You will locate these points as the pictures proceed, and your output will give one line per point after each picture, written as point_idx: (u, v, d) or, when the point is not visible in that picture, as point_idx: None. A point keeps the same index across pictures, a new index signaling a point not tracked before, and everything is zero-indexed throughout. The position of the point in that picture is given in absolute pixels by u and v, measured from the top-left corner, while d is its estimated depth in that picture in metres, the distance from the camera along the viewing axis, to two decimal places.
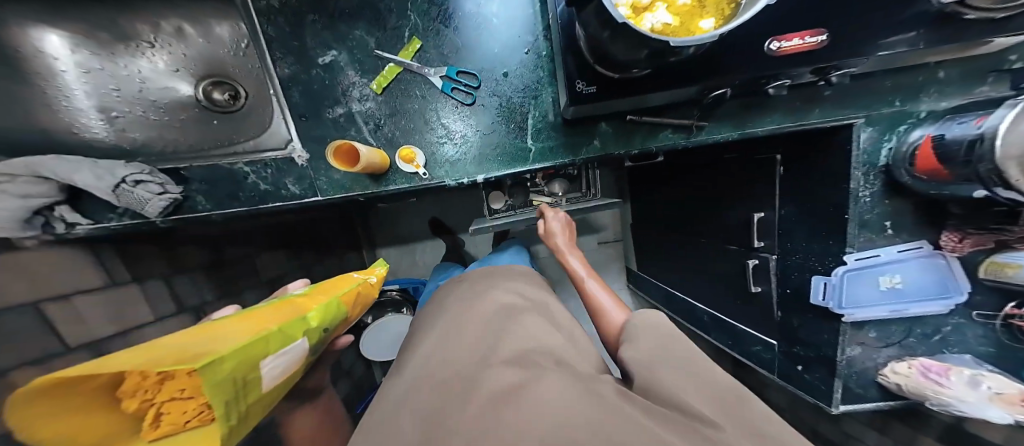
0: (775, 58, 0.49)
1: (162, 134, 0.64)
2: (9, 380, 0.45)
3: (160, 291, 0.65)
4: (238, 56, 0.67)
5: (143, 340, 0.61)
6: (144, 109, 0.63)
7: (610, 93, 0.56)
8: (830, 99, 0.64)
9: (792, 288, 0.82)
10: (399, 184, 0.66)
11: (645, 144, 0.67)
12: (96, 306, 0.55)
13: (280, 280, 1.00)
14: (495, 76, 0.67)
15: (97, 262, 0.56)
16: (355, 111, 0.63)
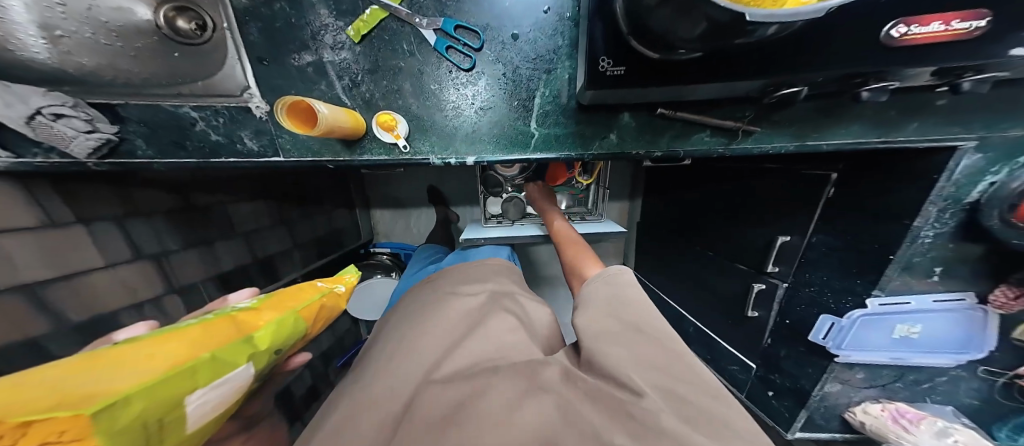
0: (894, 49, 0.37)
1: (116, 66, 0.46)
2: None
3: (113, 237, 0.60)
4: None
5: (92, 286, 0.57)
6: (94, 31, 0.44)
7: (638, 78, 0.46)
8: (941, 110, 0.48)
9: (790, 319, 0.78)
10: (376, 155, 0.59)
11: (671, 146, 0.57)
12: (29, 247, 0.50)
13: (258, 235, 0.92)
14: (501, 38, 0.56)
15: (28, 201, 0.50)
16: (327, 60, 0.53)
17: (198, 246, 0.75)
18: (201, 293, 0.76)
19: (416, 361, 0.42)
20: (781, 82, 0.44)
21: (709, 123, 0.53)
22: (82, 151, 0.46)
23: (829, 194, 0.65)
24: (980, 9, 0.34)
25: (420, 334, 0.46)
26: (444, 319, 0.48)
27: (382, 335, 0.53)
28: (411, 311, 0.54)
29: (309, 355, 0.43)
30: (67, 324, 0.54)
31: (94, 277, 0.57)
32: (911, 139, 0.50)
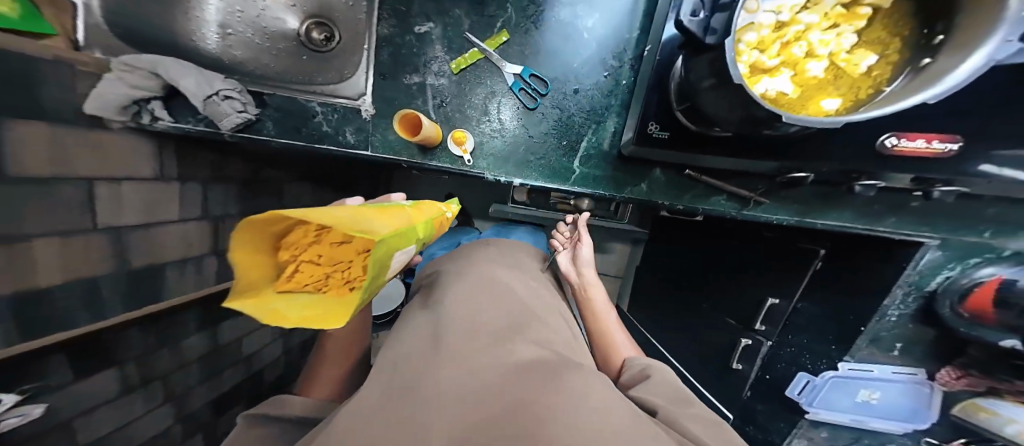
0: (887, 155, 0.47)
1: (258, 59, 0.61)
2: (26, 248, 0.42)
3: (196, 196, 0.64)
4: (354, 7, 0.63)
5: (160, 237, 0.59)
6: (252, 32, 0.60)
7: (680, 144, 0.52)
8: (909, 212, 0.64)
9: (771, 375, 0.86)
10: (441, 163, 0.62)
11: (693, 203, 0.62)
12: (138, 195, 0.54)
13: (297, 213, 0.97)
14: (564, 90, 0.61)
15: (152, 153, 0.55)
16: (428, 83, 0.61)
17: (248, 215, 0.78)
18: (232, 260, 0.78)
19: (481, 325, 0.39)
20: (791, 168, 0.52)
21: (728, 189, 0.61)
22: (228, 127, 0.50)
23: (817, 267, 0.77)
24: (953, 135, 0.44)
25: (491, 305, 0.44)
26: (514, 299, 0.48)
27: (441, 281, 0.53)
28: (476, 273, 0.53)
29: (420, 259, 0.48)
30: (126, 268, 0.56)
31: (165, 229, 0.60)
32: (895, 230, 0.65)
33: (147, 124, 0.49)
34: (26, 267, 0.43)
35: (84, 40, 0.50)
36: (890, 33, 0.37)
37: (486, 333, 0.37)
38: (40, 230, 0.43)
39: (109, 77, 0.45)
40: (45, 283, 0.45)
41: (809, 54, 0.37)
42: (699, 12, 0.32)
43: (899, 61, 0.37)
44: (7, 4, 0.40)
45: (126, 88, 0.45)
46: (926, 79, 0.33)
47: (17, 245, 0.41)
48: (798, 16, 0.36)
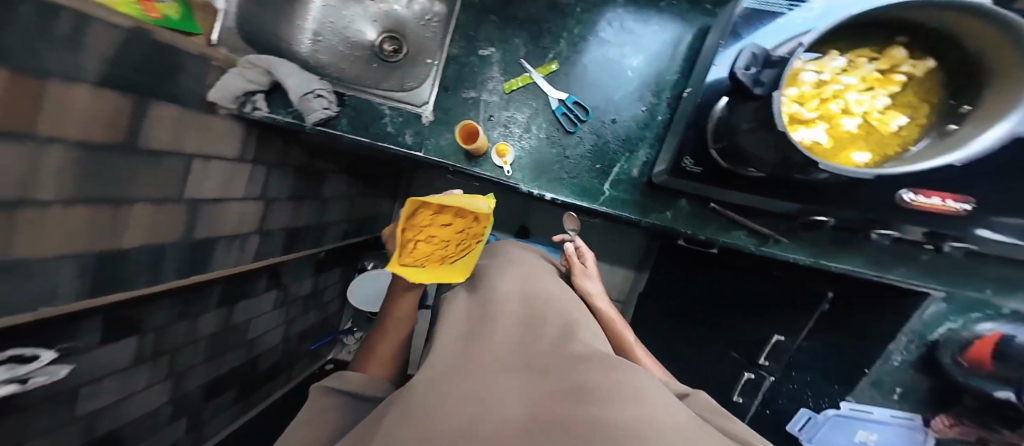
0: (906, 208, 0.50)
1: (338, 63, 0.69)
2: (131, 211, 0.45)
3: (259, 178, 0.69)
4: (425, 27, 0.72)
5: (222, 214, 0.62)
6: (338, 41, 0.69)
7: (712, 179, 0.57)
8: (921, 264, 0.67)
9: (772, 410, 0.88)
10: (484, 171, 0.64)
11: (714, 234, 0.66)
12: (220, 172, 0.59)
13: (332, 203, 1.02)
14: (604, 119, 0.65)
15: (240, 135, 0.60)
16: (482, 99, 0.64)
17: (295, 199, 0.84)
18: (270, 241, 0.80)
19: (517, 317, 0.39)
20: (809, 211, 0.57)
21: (750, 226, 0.66)
22: (312, 120, 0.56)
23: (823, 309, 0.76)
24: (967, 196, 0.48)
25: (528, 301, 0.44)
26: (551, 299, 0.47)
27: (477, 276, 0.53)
28: (512, 272, 0.54)
29: None
30: (189, 238, 0.58)
31: (228, 205, 0.63)
32: (902, 279, 0.67)
33: (247, 112, 0.54)
34: (120, 226, 0.44)
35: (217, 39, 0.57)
36: (920, 98, 0.42)
37: (522, 324, 0.37)
38: (145, 195, 0.46)
39: (232, 72, 0.52)
40: (126, 246, 0.47)
41: (844, 111, 0.42)
42: (751, 67, 0.38)
43: (924, 124, 0.42)
44: (173, 9, 0.48)
45: (244, 82, 0.53)
46: (946, 146, 0.38)
47: (122, 206, 0.44)
48: (837, 78, 0.41)
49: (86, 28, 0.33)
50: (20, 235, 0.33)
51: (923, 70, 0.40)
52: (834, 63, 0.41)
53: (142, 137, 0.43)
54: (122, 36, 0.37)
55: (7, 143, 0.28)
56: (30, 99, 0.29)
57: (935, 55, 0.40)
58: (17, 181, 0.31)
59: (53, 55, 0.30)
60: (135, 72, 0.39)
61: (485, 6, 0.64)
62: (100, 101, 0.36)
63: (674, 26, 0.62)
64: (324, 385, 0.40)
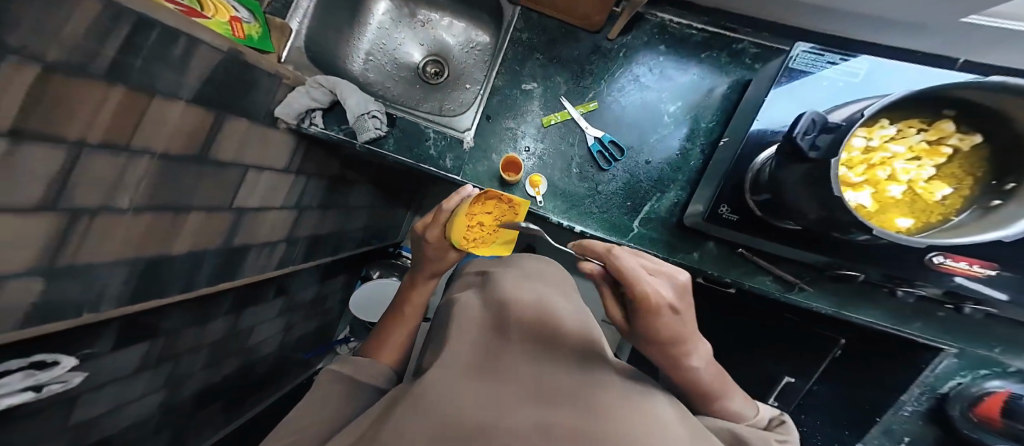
0: (934, 268, 0.57)
1: (384, 81, 0.72)
2: (184, 217, 0.46)
3: (297, 188, 0.69)
4: (467, 54, 0.75)
5: (262, 222, 0.62)
6: (386, 60, 0.73)
7: (745, 227, 0.60)
8: (939, 318, 0.69)
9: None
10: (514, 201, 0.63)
11: (740, 278, 0.68)
12: (267, 181, 0.59)
13: (358, 212, 1.02)
14: (638, 159, 0.66)
15: (290, 148, 0.62)
16: (519, 132, 0.64)
17: (324, 207, 0.82)
18: (295, 248, 0.78)
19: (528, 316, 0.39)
20: (834, 262, 0.62)
21: (776, 272, 0.69)
22: (364, 140, 0.56)
23: (835, 355, 0.79)
24: (991, 262, 0.54)
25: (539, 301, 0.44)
26: (561, 303, 0.46)
27: (491, 276, 0.55)
28: (523, 274, 0.54)
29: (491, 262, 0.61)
30: (229, 244, 0.57)
31: (268, 213, 0.63)
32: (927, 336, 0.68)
33: (305, 128, 0.57)
34: (174, 232, 0.45)
35: (286, 57, 0.58)
36: (966, 170, 0.45)
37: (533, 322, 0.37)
38: (195, 204, 0.46)
39: (299, 91, 0.55)
40: (175, 252, 0.47)
41: (891, 177, 0.47)
42: (808, 132, 0.40)
43: (969, 195, 0.45)
44: (256, 28, 0.51)
45: (308, 100, 0.55)
46: (989, 222, 0.42)
47: (180, 213, 0.45)
48: (887, 145, 0.45)
49: (195, 51, 0.37)
50: (91, 239, 0.35)
51: (973, 144, 0.43)
52: (887, 131, 0.45)
53: (212, 149, 0.45)
54: (223, 55, 0.40)
55: (105, 153, 0.32)
56: (133, 115, 0.33)
57: (984, 131, 0.42)
58: (105, 187, 0.34)
59: (163, 77, 0.34)
60: (216, 89, 0.41)
61: (532, 45, 0.64)
62: (189, 117, 0.39)
63: (709, 78, 0.65)
64: (329, 370, 0.41)
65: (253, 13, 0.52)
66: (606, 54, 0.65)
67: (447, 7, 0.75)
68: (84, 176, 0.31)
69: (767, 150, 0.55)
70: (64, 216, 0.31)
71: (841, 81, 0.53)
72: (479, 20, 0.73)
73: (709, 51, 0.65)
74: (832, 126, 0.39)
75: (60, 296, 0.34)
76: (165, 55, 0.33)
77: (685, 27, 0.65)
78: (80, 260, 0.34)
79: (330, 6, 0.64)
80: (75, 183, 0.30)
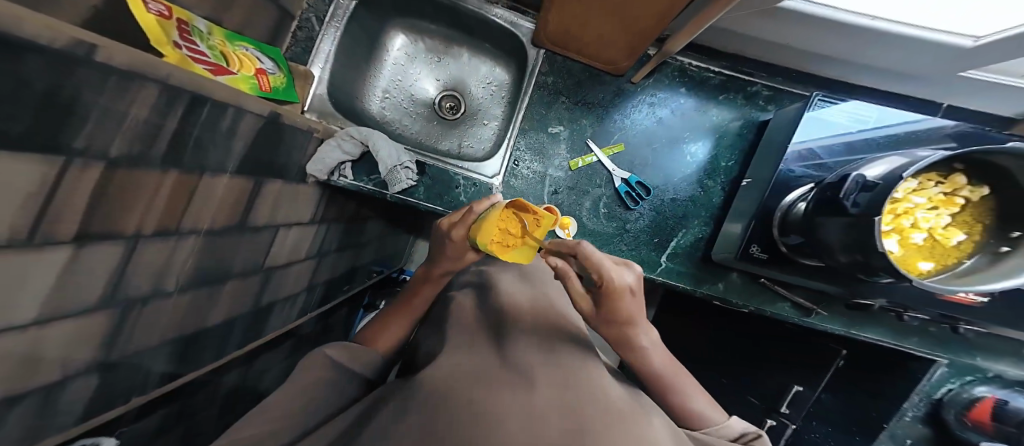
0: (942, 300, 0.58)
1: (401, 119, 0.75)
2: (224, 288, 0.49)
3: (318, 236, 0.71)
4: (485, 90, 0.77)
5: (288, 274, 0.65)
6: (403, 98, 0.76)
7: (773, 264, 0.61)
8: (931, 335, 0.72)
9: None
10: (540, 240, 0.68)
11: (762, 306, 0.70)
12: (292, 236, 0.61)
13: (371, 245, 1.03)
14: (663, 197, 0.70)
15: (314, 200, 0.64)
16: (550, 174, 0.68)
17: (340, 249, 0.84)
18: (313, 295, 0.81)
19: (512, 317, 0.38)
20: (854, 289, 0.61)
21: (794, 299, 0.71)
22: (395, 190, 0.62)
23: (839, 365, 0.73)
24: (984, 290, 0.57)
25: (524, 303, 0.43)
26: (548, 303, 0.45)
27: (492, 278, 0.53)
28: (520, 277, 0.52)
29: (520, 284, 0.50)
30: (259, 304, 0.59)
31: (293, 268, 0.66)
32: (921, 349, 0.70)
33: (334, 180, 0.61)
34: (213, 303, 0.47)
35: (309, 104, 0.64)
36: (976, 217, 0.49)
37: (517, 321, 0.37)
38: (234, 273, 0.49)
39: (331, 144, 0.59)
40: (215, 320, 0.50)
41: (913, 225, 0.50)
42: (853, 203, 0.45)
43: (980, 240, 0.49)
44: (281, 79, 0.53)
45: (340, 154, 0.59)
46: (1002, 269, 0.46)
47: (218, 286, 0.47)
48: (909, 197, 0.48)
49: (242, 119, 0.38)
50: (146, 324, 0.36)
51: (982, 194, 0.47)
52: (909, 185, 0.47)
53: (251, 215, 0.47)
54: (263, 121, 0.42)
55: (160, 241, 0.33)
56: (185, 192, 0.33)
57: (989, 184, 0.47)
58: (157, 273, 0.35)
59: (213, 149, 0.35)
60: (261, 143, 0.43)
61: (558, 88, 0.68)
62: (230, 190, 0.40)
63: (725, 118, 0.69)
64: (329, 354, 0.37)
65: (280, 65, 0.55)
66: (628, 97, 0.69)
67: (465, 41, 0.75)
68: (141, 267, 0.32)
69: (799, 189, 0.58)
70: (120, 310, 0.32)
71: (854, 132, 0.57)
72: (498, 57, 0.75)
73: (726, 93, 0.69)
74: (869, 183, 0.44)
75: (121, 384, 0.36)
76: (214, 129, 0.34)
77: (704, 69, 0.69)
78: (135, 346, 0.36)
79: (349, 48, 0.68)
80: (131, 273, 0.32)
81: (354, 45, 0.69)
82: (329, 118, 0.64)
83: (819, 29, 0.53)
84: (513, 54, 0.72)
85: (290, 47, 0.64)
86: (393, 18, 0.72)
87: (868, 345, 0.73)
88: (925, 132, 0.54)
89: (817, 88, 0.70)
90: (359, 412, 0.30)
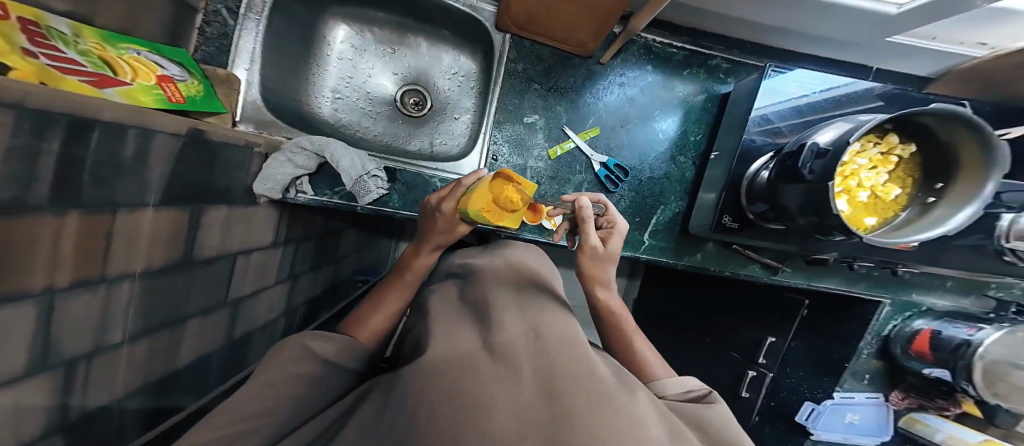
0: (890, 249, 0.65)
1: (359, 120, 0.68)
2: (179, 331, 0.43)
3: (287, 257, 0.65)
4: (451, 81, 0.72)
5: (257, 303, 0.60)
6: (358, 97, 0.69)
7: (745, 233, 0.64)
8: (874, 278, 0.83)
9: (777, 402, 0.87)
10: (529, 233, 0.67)
11: (736, 269, 0.76)
12: (258, 263, 0.56)
13: (349, 258, 0.97)
14: (641, 177, 0.71)
15: (275, 220, 0.58)
16: (529, 166, 0.66)
17: (315, 267, 0.78)
18: (294, 319, 0.76)
19: (487, 309, 0.36)
20: (813, 249, 0.66)
21: (763, 260, 0.77)
22: (366, 201, 0.57)
23: (803, 314, 0.82)
24: None
25: (498, 291, 0.40)
26: (528, 286, 0.42)
27: (468, 268, 0.49)
28: (497, 264, 0.48)
29: (496, 261, 0.50)
30: (229, 338, 0.55)
31: (263, 295, 0.61)
32: (867, 292, 0.82)
33: (292, 197, 0.54)
34: (174, 346, 0.43)
35: (241, 113, 0.55)
36: (906, 173, 0.54)
37: (493, 313, 0.35)
38: (189, 313, 0.44)
39: (278, 158, 0.52)
40: (181, 363, 0.46)
41: (859, 185, 0.53)
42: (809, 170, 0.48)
43: (911, 193, 0.55)
44: (196, 87, 0.44)
45: (293, 168, 0.53)
46: (935, 216, 0.52)
47: (177, 327, 0.43)
48: (855, 158, 0.52)
49: (149, 143, 0.30)
50: (92, 383, 0.32)
51: (910, 151, 0.52)
52: (854, 147, 0.51)
53: (199, 249, 0.41)
54: (180, 142, 0.34)
55: (85, 294, 0.28)
56: (99, 237, 0.27)
57: (915, 141, 0.52)
58: (97, 327, 0.31)
59: (123, 185, 0.28)
60: (189, 165, 0.36)
61: (529, 75, 0.65)
62: (163, 224, 0.34)
63: (689, 94, 0.71)
64: (305, 345, 0.31)
65: (191, 71, 0.45)
66: (599, 79, 0.68)
67: (420, 28, 0.69)
68: (73, 325, 0.28)
69: (760, 158, 0.61)
70: (60, 376, 0.28)
71: (803, 98, 0.59)
72: (459, 44, 0.70)
73: (690, 68, 0.71)
74: (823, 151, 0.46)
75: None
76: (118, 160, 0.27)
77: (667, 46, 0.70)
78: (87, 409, 0.32)
79: (280, 43, 0.59)
80: (64, 336, 0.27)
81: (284, 40, 0.60)
82: (269, 128, 0.56)
83: (767, 2, 0.56)
84: (475, 41, 0.68)
85: (200, 47, 0.55)
86: (331, 6, 0.64)
87: (826, 293, 0.82)
88: (860, 93, 0.57)
89: (771, 59, 0.74)
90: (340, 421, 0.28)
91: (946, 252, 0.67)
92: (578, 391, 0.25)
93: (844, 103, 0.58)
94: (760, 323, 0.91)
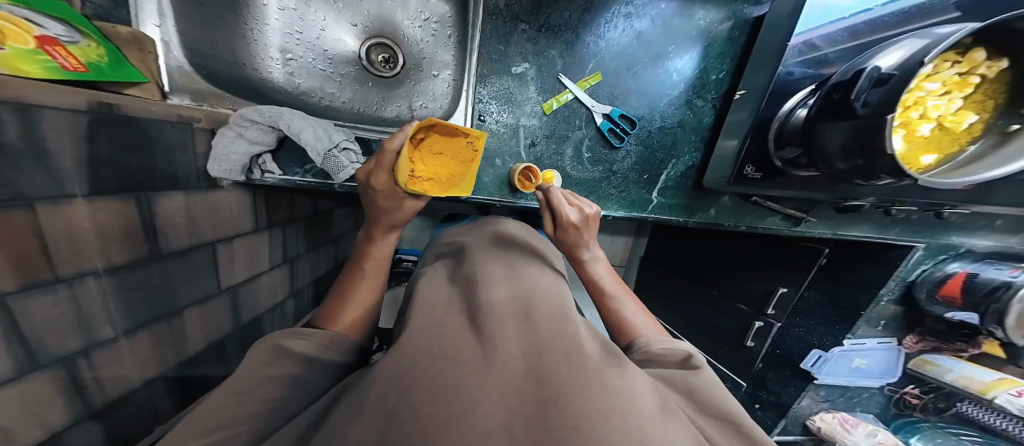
0: (955, 190, 0.58)
1: (322, 86, 0.61)
2: (178, 321, 0.43)
3: (277, 241, 0.63)
4: (423, 30, 0.63)
5: (256, 290, 0.59)
6: (315, 58, 0.60)
7: (770, 185, 0.58)
8: (910, 223, 0.76)
9: (782, 350, 0.87)
10: (528, 200, 0.61)
11: (753, 223, 0.70)
12: (244, 250, 0.54)
13: (346, 236, 0.96)
14: (650, 128, 0.63)
15: (249, 205, 0.55)
16: (522, 125, 0.59)
17: (309, 248, 0.76)
18: (300, 299, 0.76)
19: (469, 291, 0.33)
20: (844, 195, 0.60)
21: (784, 211, 0.70)
22: (342, 178, 0.52)
23: (821, 263, 0.78)
24: None
25: (483, 268, 0.37)
26: (515, 263, 0.39)
27: (456, 248, 0.46)
28: (483, 240, 0.45)
29: (483, 237, 0.46)
30: (236, 323, 0.56)
31: (260, 280, 0.60)
32: (899, 237, 0.76)
33: (259, 178, 0.52)
34: (179, 336, 0.44)
35: (168, 84, 0.50)
36: (991, 94, 0.45)
37: (474, 295, 0.32)
38: (183, 304, 0.43)
39: (227, 134, 0.47)
40: (192, 351, 0.47)
41: (922, 116, 0.45)
42: (860, 105, 0.40)
43: (988, 120, 0.46)
44: (95, 51, 0.37)
45: (247, 146, 0.48)
46: None
47: (174, 319, 0.42)
48: (922, 84, 0.42)
49: (37, 125, 0.26)
50: (90, 379, 0.32)
51: (999, 69, 0.42)
52: (925, 70, 0.41)
53: (163, 240, 0.39)
54: (86, 122, 0.30)
55: (28, 297, 0.26)
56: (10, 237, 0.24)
57: (1009, 55, 0.41)
58: (70, 327, 0.30)
59: (24, 177, 0.25)
60: (111, 148, 0.32)
61: (514, 13, 0.55)
62: (104, 216, 0.32)
63: (709, 19, 0.59)
64: (278, 344, 0.30)
65: (83, 31, 0.38)
66: (600, 10, 0.57)
67: None
68: (36, 327, 0.27)
69: (798, 94, 0.52)
70: (34, 376, 0.27)
71: (862, 15, 0.47)
72: None
73: None
74: (884, 77, 0.38)
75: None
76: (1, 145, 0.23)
77: None
78: (90, 399, 0.33)
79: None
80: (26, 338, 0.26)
81: None
82: (208, 99, 0.52)
83: None
84: None
85: None
86: None
87: (854, 242, 0.76)
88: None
89: None
90: (321, 411, 0.27)
91: (1000, 188, 0.59)
92: (569, 373, 0.23)
93: (914, 17, 0.46)
94: (771, 275, 0.88)
